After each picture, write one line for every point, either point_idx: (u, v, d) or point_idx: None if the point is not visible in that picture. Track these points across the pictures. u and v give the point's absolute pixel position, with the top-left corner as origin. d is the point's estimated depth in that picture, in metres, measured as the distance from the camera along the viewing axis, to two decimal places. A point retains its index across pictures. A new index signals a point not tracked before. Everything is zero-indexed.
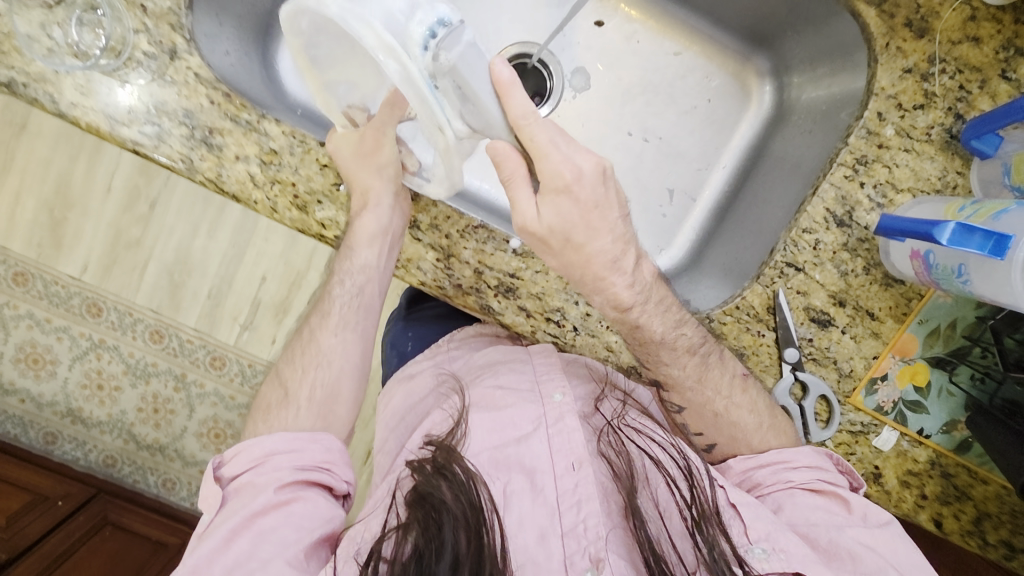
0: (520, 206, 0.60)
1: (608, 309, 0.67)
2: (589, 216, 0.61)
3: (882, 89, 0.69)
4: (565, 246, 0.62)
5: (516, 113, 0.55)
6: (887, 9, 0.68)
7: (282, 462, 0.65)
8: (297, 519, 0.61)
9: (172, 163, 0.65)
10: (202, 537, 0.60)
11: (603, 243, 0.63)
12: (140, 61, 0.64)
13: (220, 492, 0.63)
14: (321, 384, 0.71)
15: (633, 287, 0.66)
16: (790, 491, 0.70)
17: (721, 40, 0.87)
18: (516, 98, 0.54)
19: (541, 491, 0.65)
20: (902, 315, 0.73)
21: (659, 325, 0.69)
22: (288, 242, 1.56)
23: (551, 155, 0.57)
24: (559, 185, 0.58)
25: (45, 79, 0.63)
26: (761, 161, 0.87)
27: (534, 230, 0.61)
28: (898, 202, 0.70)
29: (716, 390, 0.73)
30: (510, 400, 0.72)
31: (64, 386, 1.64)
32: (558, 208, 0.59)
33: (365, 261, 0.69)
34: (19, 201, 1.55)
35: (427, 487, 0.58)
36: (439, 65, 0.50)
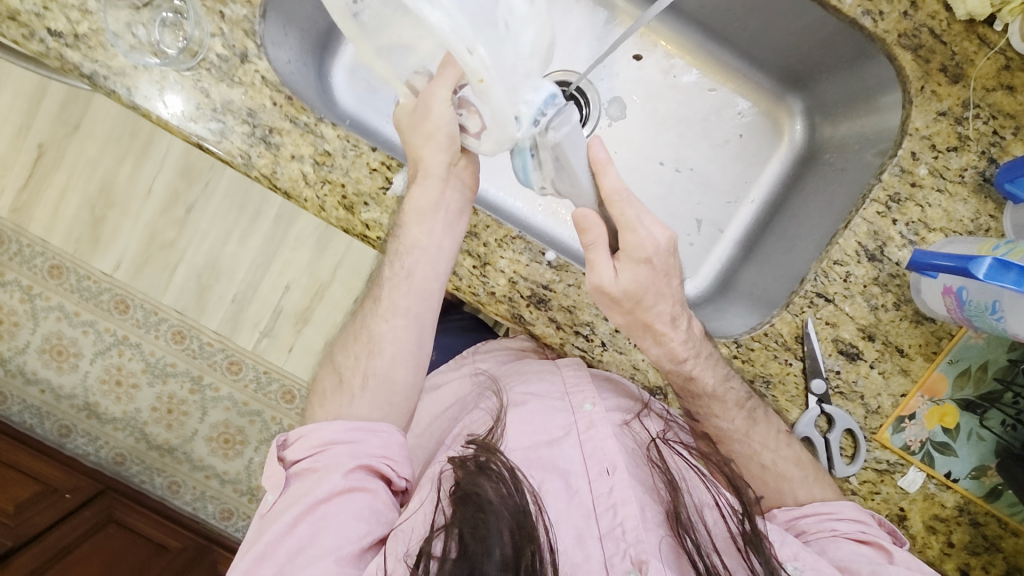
0: (598, 269, 0.64)
1: (664, 361, 0.70)
2: (659, 282, 0.66)
3: (916, 129, 0.71)
4: (636, 307, 0.66)
5: (611, 188, 0.62)
6: (923, 54, 0.70)
7: (342, 451, 0.66)
8: (357, 509, 0.64)
9: (231, 158, 0.68)
10: (267, 519, 0.64)
11: (664, 307, 0.67)
12: (212, 62, 0.69)
13: (283, 474, 0.67)
14: (375, 372, 0.70)
15: (687, 341, 0.69)
16: (834, 539, 0.68)
17: (757, 79, 0.91)
18: (610, 175, 0.62)
19: (576, 493, 0.66)
20: (931, 354, 0.73)
21: (711, 377, 0.70)
22: (316, 253, 1.60)
23: (637, 229, 0.63)
24: (640, 256, 0.64)
25: (124, 73, 0.67)
26: (791, 196, 0.89)
27: (611, 291, 0.65)
28: (930, 240, 0.71)
29: (763, 443, 0.72)
30: (542, 405, 0.73)
31: (84, 379, 1.67)
32: (635, 275, 0.65)
33: (416, 241, 0.68)
34: (64, 197, 1.61)
35: (472, 486, 0.59)
36: (545, 140, 0.61)
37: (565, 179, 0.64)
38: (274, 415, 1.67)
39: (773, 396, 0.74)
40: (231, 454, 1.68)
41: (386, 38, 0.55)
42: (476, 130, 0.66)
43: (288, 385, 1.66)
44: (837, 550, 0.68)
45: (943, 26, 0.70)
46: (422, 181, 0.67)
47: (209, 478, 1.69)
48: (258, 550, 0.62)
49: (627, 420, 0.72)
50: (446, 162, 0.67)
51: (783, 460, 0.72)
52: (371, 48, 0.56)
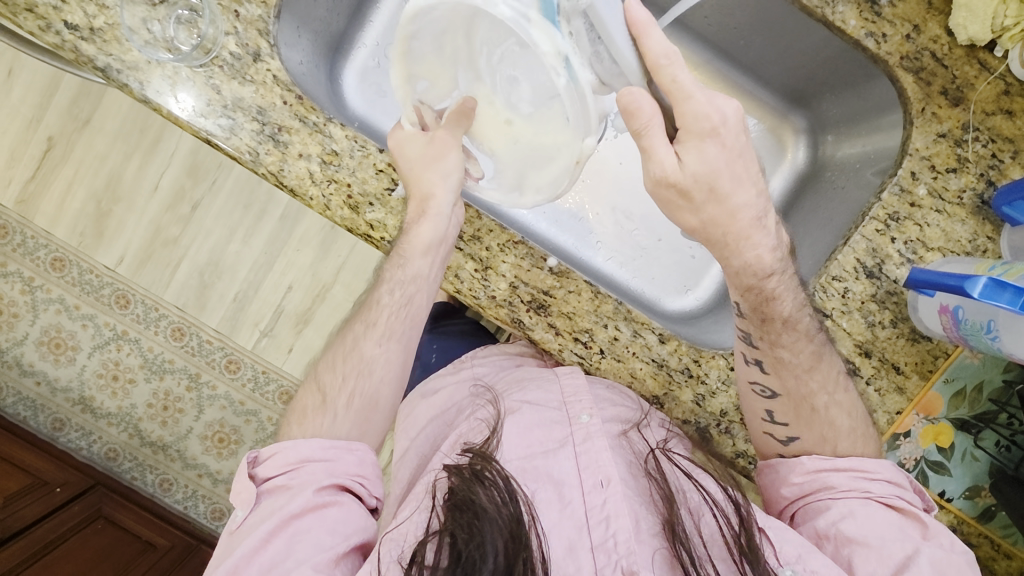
0: (658, 155, 0.60)
1: (747, 275, 0.67)
2: (733, 164, 0.62)
3: (916, 150, 0.71)
4: (709, 198, 0.62)
5: (655, 53, 0.57)
6: (924, 76, 0.71)
7: (317, 468, 0.65)
8: (330, 523, 0.62)
9: (239, 154, 0.69)
10: (239, 535, 0.63)
11: (744, 197, 0.63)
12: (225, 60, 0.70)
13: (255, 491, 0.65)
14: (360, 393, 0.71)
15: (775, 251, 0.67)
16: (864, 501, 0.68)
17: (762, 97, 0.92)
18: (653, 37, 0.56)
19: (569, 503, 0.65)
20: (927, 372, 0.73)
21: (790, 300, 0.69)
22: (318, 255, 1.60)
23: (695, 97, 0.58)
24: (706, 129, 0.59)
25: (137, 68, 0.68)
26: (792, 214, 0.90)
27: (678, 179, 0.61)
28: (928, 259, 0.71)
29: (821, 383, 0.71)
30: (538, 416, 0.73)
31: (80, 373, 1.67)
32: (702, 154, 0.60)
33: (417, 272, 0.70)
34: (70, 190, 1.62)
35: (467, 493, 0.59)
36: (575, 5, 0.58)
37: (608, 62, 0.60)
38: (270, 416, 1.66)
39: None
40: (225, 454, 1.68)
41: (421, 67, 0.69)
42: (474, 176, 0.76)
43: (286, 386, 1.65)
44: (869, 512, 0.67)
45: (944, 50, 0.71)
46: (432, 219, 0.69)
47: (201, 477, 1.69)
48: (226, 567, 0.60)
49: (626, 430, 0.71)
50: (451, 204, 0.71)
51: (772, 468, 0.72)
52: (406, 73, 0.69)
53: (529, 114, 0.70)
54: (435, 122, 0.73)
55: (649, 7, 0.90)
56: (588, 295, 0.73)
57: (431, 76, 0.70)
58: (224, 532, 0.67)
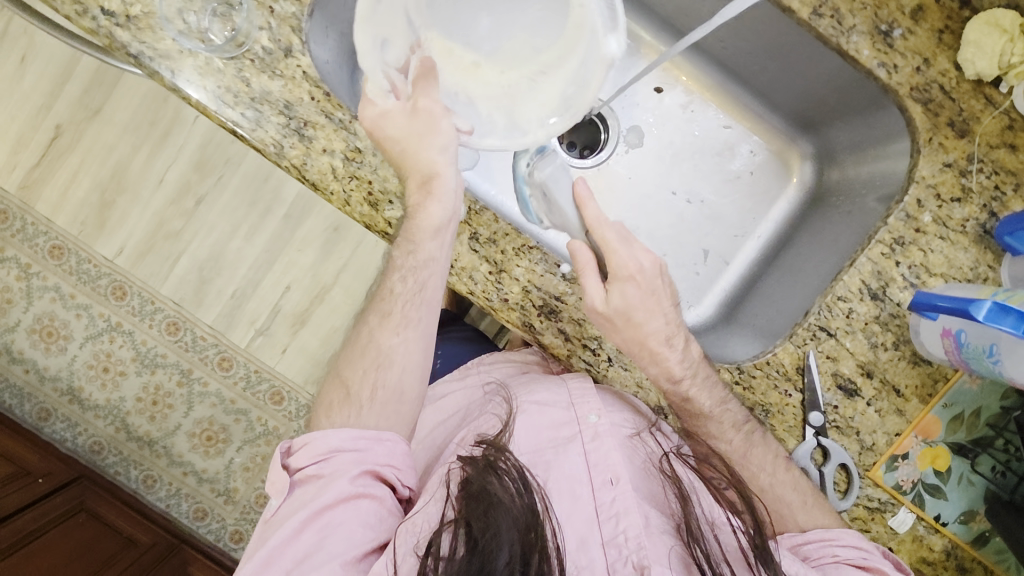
0: (589, 291, 0.69)
1: (662, 381, 0.72)
2: (648, 300, 0.70)
3: (923, 178, 0.73)
4: (626, 324, 0.70)
5: (592, 215, 0.71)
6: (933, 108, 0.73)
7: (348, 459, 0.67)
8: (363, 516, 0.65)
9: (264, 146, 0.71)
10: (272, 526, 0.65)
11: (657, 324, 0.70)
12: (257, 53, 0.71)
13: (289, 480, 0.67)
14: (384, 385, 0.71)
15: (684, 362, 0.71)
16: (835, 565, 0.70)
17: (771, 121, 0.95)
18: (591, 207, 0.71)
19: (579, 499, 0.68)
20: (927, 396, 0.74)
21: (706, 399, 0.72)
22: (321, 256, 1.61)
23: (619, 251, 0.70)
24: (625, 275, 0.69)
25: (169, 56, 0.70)
26: (797, 235, 0.92)
27: (603, 310, 0.69)
28: (931, 284, 0.73)
29: (760, 467, 0.74)
30: (548, 415, 0.75)
31: (70, 363, 1.65)
32: (625, 293, 0.69)
33: (430, 255, 0.69)
34: (75, 179, 1.62)
35: (481, 482, 0.60)
36: (532, 179, 0.77)
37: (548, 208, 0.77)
38: (260, 416, 1.65)
39: (771, 425, 0.75)
40: (212, 453, 1.66)
41: (382, 23, 0.66)
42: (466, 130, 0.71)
43: (278, 386, 1.64)
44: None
45: (952, 83, 0.73)
46: (439, 199, 0.69)
47: (186, 475, 1.66)
48: (262, 556, 0.62)
49: (637, 432, 0.74)
50: (456, 181, 0.71)
51: (779, 484, 0.74)
52: (369, 33, 0.65)
53: (494, 52, 0.72)
54: (410, 98, 0.69)
55: (667, 30, 0.93)
56: None
57: (387, 33, 0.67)
58: (259, 519, 0.69)
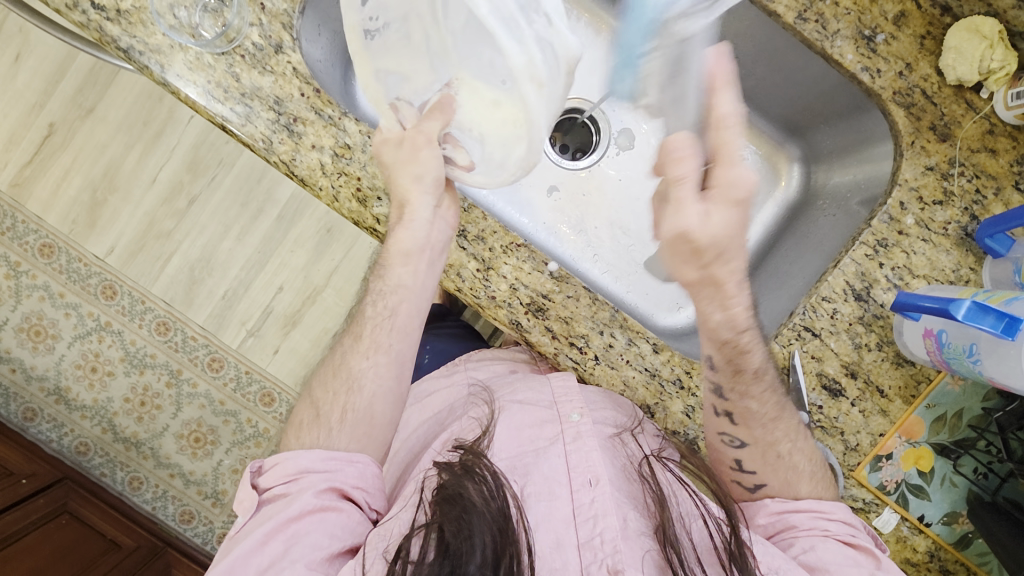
0: (685, 209, 0.60)
1: (723, 330, 0.67)
2: (745, 235, 0.62)
3: (905, 181, 0.74)
4: (717, 260, 0.61)
5: (723, 111, 0.59)
6: (915, 112, 0.73)
7: (316, 479, 0.66)
8: (329, 527, 0.64)
9: (253, 142, 0.71)
10: (238, 538, 0.64)
11: (740, 263, 0.63)
12: (247, 49, 0.71)
13: (255, 497, 0.67)
14: (354, 408, 0.71)
15: (751, 309, 0.67)
16: (823, 538, 0.70)
17: (759, 123, 0.96)
18: (725, 97, 0.59)
19: (557, 500, 0.69)
20: (910, 397, 0.75)
21: (759, 355, 0.69)
22: (312, 258, 1.61)
23: (738, 165, 0.60)
24: (734, 197, 0.60)
25: (160, 51, 0.70)
26: (784, 237, 0.94)
27: (698, 237, 0.60)
28: (913, 286, 0.74)
29: (785, 431, 0.72)
30: (529, 414, 0.76)
31: (58, 362, 1.64)
32: (728, 219, 0.60)
33: (400, 280, 0.73)
34: (67, 178, 1.62)
35: (456, 487, 0.61)
36: (674, 30, 0.63)
37: (666, 77, 0.68)
38: (249, 417, 1.64)
39: None
40: (199, 455, 1.64)
41: (385, 60, 0.64)
42: (464, 164, 0.71)
43: (268, 387, 1.63)
44: (825, 548, 0.69)
45: (934, 88, 0.73)
46: (407, 225, 0.70)
47: (173, 477, 1.65)
48: (225, 566, 0.62)
49: (619, 432, 0.74)
50: (433, 205, 0.71)
51: (799, 450, 0.72)
52: (371, 67, 0.64)
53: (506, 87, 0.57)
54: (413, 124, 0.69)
55: None
56: (585, 301, 0.74)
57: (402, 69, 0.65)
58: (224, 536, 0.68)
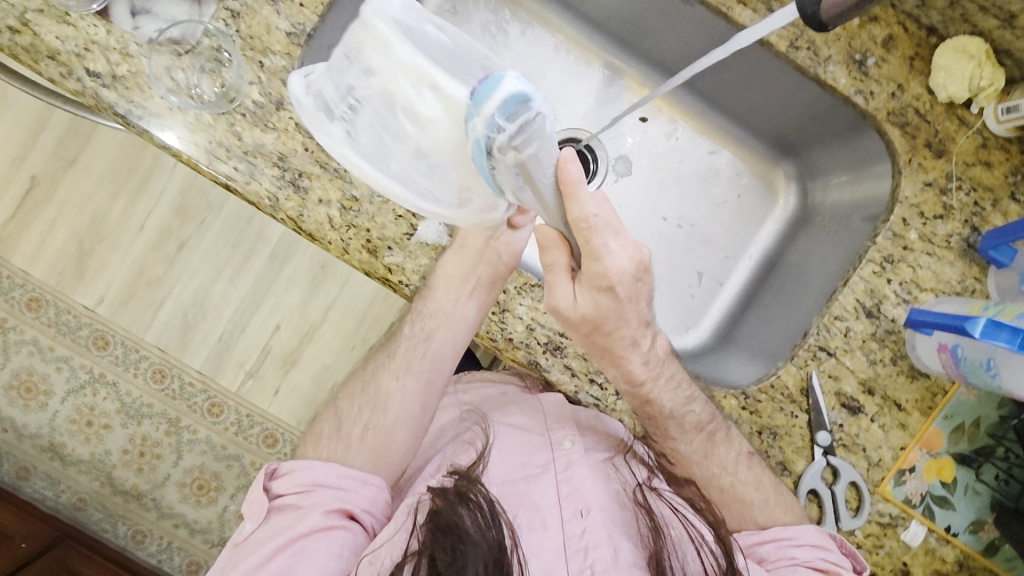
0: (557, 291, 0.65)
1: (620, 382, 0.72)
2: (622, 308, 0.65)
3: (906, 198, 0.75)
4: (595, 330, 0.67)
5: (578, 216, 0.59)
6: (910, 130, 0.75)
7: (329, 494, 0.74)
8: (336, 547, 0.71)
9: (260, 200, 0.70)
10: (248, 546, 0.71)
11: (624, 331, 0.67)
12: (248, 108, 0.71)
13: (267, 503, 0.74)
14: (375, 426, 0.78)
15: (647, 362, 0.70)
16: (793, 566, 0.74)
17: (753, 144, 0.97)
18: (579, 200, 0.59)
19: (549, 530, 0.75)
20: (927, 409, 0.76)
21: (668, 400, 0.73)
22: (309, 294, 1.59)
23: (602, 258, 0.61)
24: (601, 284, 0.63)
25: (159, 115, 0.69)
26: (787, 255, 0.95)
27: (569, 313, 0.65)
28: (922, 299, 0.75)
29: (721, 465, 0.76)
30: (523, 441, 0.83)
31: (52, 418, 1.60)
32: (596, 301, 0.64)
33: (439, 305, 0.76)
34: (51, 230, 1.59)
35: (452, 514, 0.68)
36: (504, 156, 0.54)
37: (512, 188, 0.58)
38: (253, 460, 1.61)
39: (780, 448, 0.76)
40: (204, 502, 1.61)
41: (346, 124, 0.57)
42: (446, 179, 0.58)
43: (270, 429, 1.61)
44: None
45: (926, 107, 0.75)
46: (457, 250, 0.74)
47: (178, 527, 1.61)
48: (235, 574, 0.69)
49: (611, 458, 0.82)
50: (483, 236, 0.75)
51: (740, 483, 0.76)
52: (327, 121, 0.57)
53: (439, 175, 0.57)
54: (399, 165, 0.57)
55: (648, 62, 0.95)
56: None
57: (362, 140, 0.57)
58: (230, 536, 0.75)
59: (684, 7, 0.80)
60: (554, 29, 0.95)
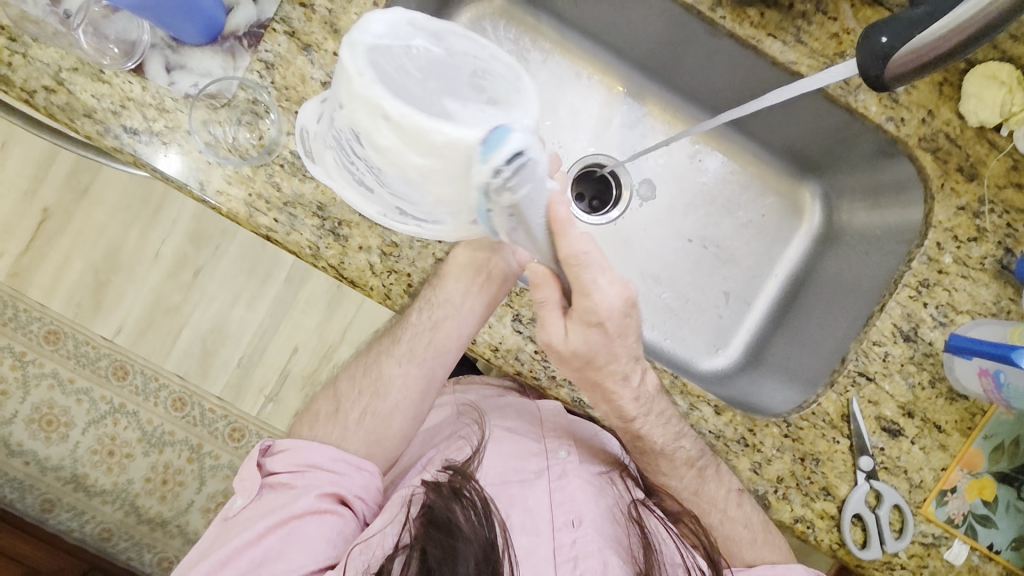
0: (548, 327, 0.65)
1: (613, 417, 0.74)
2: (612, 344, 0.65)
3: (939, 222, 0.76)
4: (586, 365, 0.67)
5: (568, 253, 0.58)
6: (942, 155, 0.76)
7: (321, 476, 0.79)
8: (326, 529, 0.77)
9: (301, 249, 0.71)
10: (242, 520, 0.78)
11: (618, 365, 0.68)
12: (286, 158, 0.71)
13: (260, 479, 0.80)
14: (373, 411, 0.83)
15: (638, 400, 0.72)
16: None
17: (776, 164, 0.98)
18: (569, 237, 0.57)
19: (540, 534, 0.80)
20: (967, 430, 0.77)
21: (659, 436, 0.75)
22: (326, 316, 1.60)
23: (590, 295, 0.61)
24: (591, 319, 0.63)
25: (198, 169, 0.69)
26: (815, 274, 0.95)
27: (560, 349, 0.65)
28: (958, 322, 0.76)
29: (712, 501, 0.81)
30: (517, 447, 0.88)
31: (73, 450, 1.59)
32: (586, 337, 0.64)
33: (448, 297, 0.76)
34: (67, 262, 1.59)
35: (445, 511, 0.73)
36: (499, 198, 0.50)
37: (508, 226, 0.55)
38: None
39: (823, 473, 0.77)
40: None
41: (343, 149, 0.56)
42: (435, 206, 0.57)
43: None
44: None
45: (957, 131, 0.76)
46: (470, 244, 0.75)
47: None
48: (229, 547, 0.76)
49: (603, 472, 0.88)
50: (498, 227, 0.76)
51: (729, 519, 0.81)
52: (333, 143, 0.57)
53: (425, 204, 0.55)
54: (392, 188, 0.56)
55: (670, 87, 0.95)
56: None
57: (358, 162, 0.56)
58: (224, 508, 0.82)
59: (713, 39, 0.81)
60: (578, 59, 0.95)
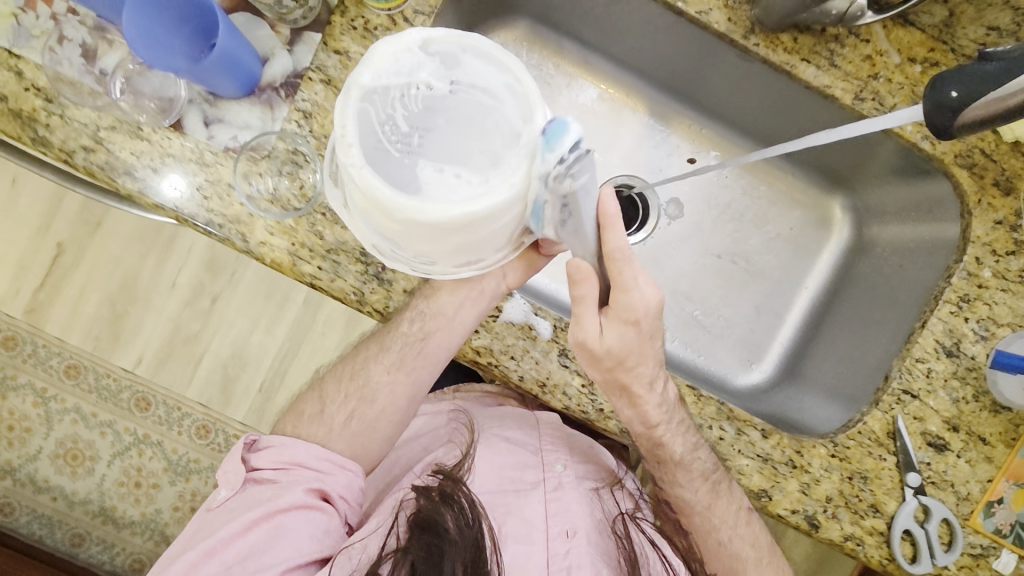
0: (583, 323, 0.65)
1: (636, 423, 0.73)
2: (644, 345, 0.67)
3: (978, 238, 0.78)
4: (617, 367, 0.68)
5: (613, 247, 0.62)
6: (977, 171, 0.78)
7: (308, 473, 0.75)
8: (311, 528, 0.73)
9: (346, 295, 0.71)
10: (223, 515, 0.74)
11: (646, 369, 0.69)
12: (327, 205, 0.71)
13: (244, 473, 0.75)
14: (360, 415, 0.79)
15: (661, 406, 0.72)
16: None
17: (802, 176, 0.98)
18: (616, 234, 0.61)
19: (534, 543, 0.75)
20: (1011, 440, 0.77)
21: (679, 445, 0.75)
22: (344, 336, 1.59)
23: (630, 291, 0.64)
24: (629, 316, 0.65)
25: (240, 222, 0.69)
26: (846, 286, 0.95)
27: (594, 348, 0.66)
28: (1000, 334, 0.77)
29: (723, 511, 0.79)
30: (513, 457, 0.84)
31: (100, 483, 1.59)
32: (621, 335, 0.66)
33: (441, 308, 0.73)
34: (83, 296, 1.59)
35: (434, 514, 0.70)
36: (558, 186, 0.53)
37: (558, 218, 0.57)
38: None
39: (871, 490, 0.77)
40: None
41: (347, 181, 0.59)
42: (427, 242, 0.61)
43: None
44: None
45: (992, 146, 0.78)
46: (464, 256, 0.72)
47: None
48: (209, 542, 0.71)
49: (598, 487, 0.84)
50: None
51: (734, 528, 0.80)
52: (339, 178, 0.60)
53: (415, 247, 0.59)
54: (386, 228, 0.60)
55: (694, 105, 0.95)
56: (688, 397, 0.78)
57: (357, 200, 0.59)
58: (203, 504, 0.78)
59: (744, 62, 0.81)
60: (603, 83, 0.95)
